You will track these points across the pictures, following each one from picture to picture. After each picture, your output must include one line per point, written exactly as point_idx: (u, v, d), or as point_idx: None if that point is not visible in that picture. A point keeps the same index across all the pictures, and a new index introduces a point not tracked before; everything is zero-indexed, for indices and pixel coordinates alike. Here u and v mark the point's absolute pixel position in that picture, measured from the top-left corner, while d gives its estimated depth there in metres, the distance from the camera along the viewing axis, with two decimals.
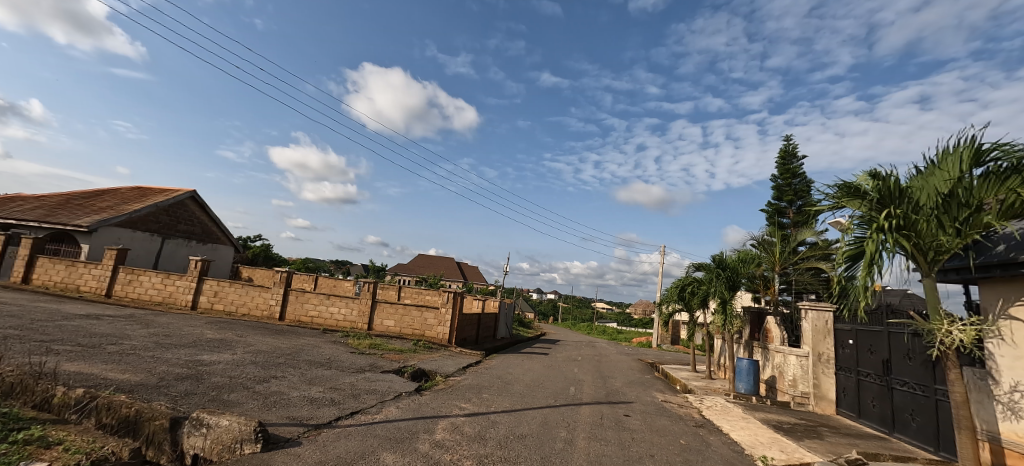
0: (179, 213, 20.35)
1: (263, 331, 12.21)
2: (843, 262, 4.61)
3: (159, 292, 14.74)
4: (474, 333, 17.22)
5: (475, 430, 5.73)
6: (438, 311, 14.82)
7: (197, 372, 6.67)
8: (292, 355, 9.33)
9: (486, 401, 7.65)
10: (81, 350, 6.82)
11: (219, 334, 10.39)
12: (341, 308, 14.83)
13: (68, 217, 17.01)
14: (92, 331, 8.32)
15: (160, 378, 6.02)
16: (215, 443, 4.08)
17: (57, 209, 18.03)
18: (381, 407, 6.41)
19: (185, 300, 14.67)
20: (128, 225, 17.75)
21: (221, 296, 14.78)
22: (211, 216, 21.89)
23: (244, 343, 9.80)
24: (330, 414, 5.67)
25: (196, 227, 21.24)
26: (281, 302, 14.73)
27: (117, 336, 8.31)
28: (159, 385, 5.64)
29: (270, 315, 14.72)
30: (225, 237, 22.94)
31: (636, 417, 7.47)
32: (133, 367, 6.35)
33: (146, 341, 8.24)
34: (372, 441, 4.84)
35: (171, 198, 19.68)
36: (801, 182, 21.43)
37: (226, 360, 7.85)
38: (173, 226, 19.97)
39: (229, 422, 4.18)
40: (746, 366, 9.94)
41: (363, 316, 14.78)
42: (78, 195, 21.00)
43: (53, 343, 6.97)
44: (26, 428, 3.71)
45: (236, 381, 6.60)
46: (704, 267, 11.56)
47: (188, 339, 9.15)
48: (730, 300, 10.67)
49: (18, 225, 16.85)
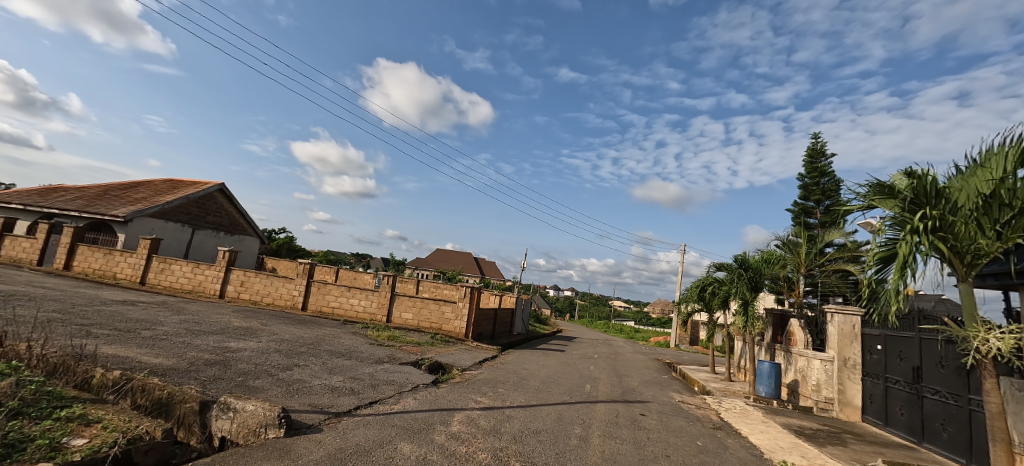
0: (209, 205, 21.03)
1: (286, 320, 12.58)
2: (873, 264, 4.46)
3: (190, 281, 15.28)
4: (492, 328, 17.35)
5: (491, 423, 5.79)
6: (456, 305, 14.95)
7: (224, 359, 6.91)
8: (313, 344, 9.56)
9: (502, 395, 7.71)
10: (118, 334, 7.15)
11: (245, 323, 10.73)
12: (361, 300, 15.11)
13: (106, 208, 17.79)
14: (130, 317, 8.72)
15: (189, 362, 6.26)
16: (241, 427, 4.24)
17: (96, 200, 18.90)
18: (399, 398, 6.52)
19: (214, 289, 15.18)
20: (161, 216, 18.42)
21: (247, 286, 15.23)
22: (239, 209, 22.54)
23: (269, 332, 10.08)
24: (349, 402, 5.81)
25: (224, 218, 21.92)
26: (303, 292, 15.13)
27: (151, 321, 8.69)
28: (189, 370, 5.86)
29: (294, 305, 15.13)
30: (250, 228, 23.59)
31: (652, 416, 7.41)
32: (165, 351, 6.62)
33: (177, 327, 8.56)
34: (390, 431, 4.95)
35: (201, 190, 20.34)
36: (829, 181, 20.79)
37: (252, 348, 8.09)
38: (203, 218, 20.64)
39: (254, 407, 4.31)
40: (768, 369, 9.68)
41: (381, 308, 15.04)
42: (116, 186, 21.97)
43: (93, 327, 7.33)
44: (69, 406, 3.91)
45: (260, 368, 6.80)
46: (725, 266, 11.30)
47: (217, 327, 9.49)
48: (752, 301, 10.43)
49: (60, 214, 17.71)
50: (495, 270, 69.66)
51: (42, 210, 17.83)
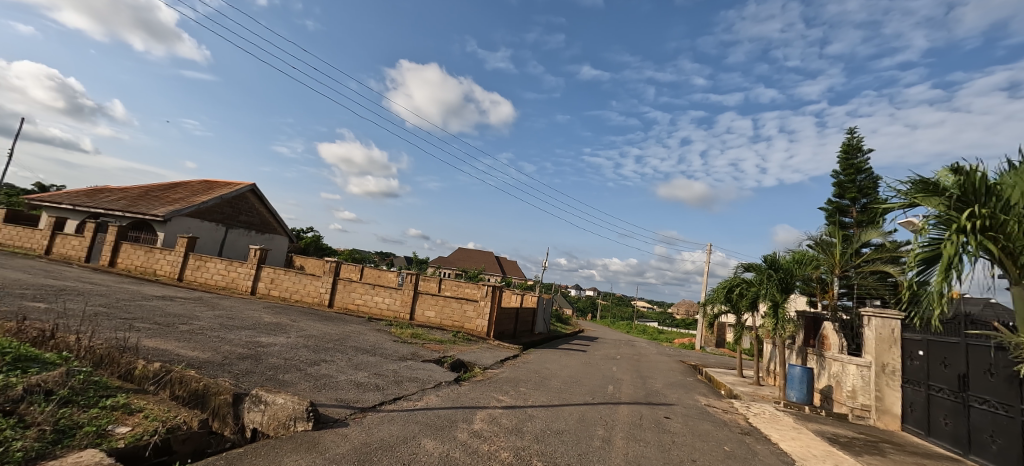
0: (241, 205, 21.78)
1: (313, 317, 12.91)
2: (915, 265, 4.25)
3: (223, 278, 15.86)
4: (513, 327, 17.36)
5: (513, 422, 5.79)
6: (477, 303, 15.03)
7: (256, 353, 7.14)
8: (339, 340, 9.77)
9: (524, 394, 7.72)
10: (157, 327, 7.48)
11: (275, 319, 11.07)
12: (385, 298, 15.36)
13: (146, 208, 18.65)
14: (168, 312, 9.11)
15: (223, 356, 6.49)
16: (272, 419, 4.37)
17: (138, 200, 19.84)
18: (422, 395, 6.60)
19: (246, 286, 15.70)
20: (197, 215, 19.19)
21: (277, 283, 15.69)
22: (269, 208, 23.26)
23: (297, 328, 10.37)
24: (374, 398, 5.91)
25: (255, 218, 22.66)
26: (330, 290, 15.49)
27: (188, 316, 9.06)
28: (223, 363, 6.09)
29: (321, 302, 15.51)
30: (280, 227, 24.31)
31: (677, 419, 7.26)
32: (200, 345, 6.89)
33: (212, 322, 8.91)
34: (414, 427, 5.01)
35: (234, 191, 21.08)
36: (866, 178, 19.95)
37: (281, 343, 8.33)
38: (235, 217, 21.40)
39: (284, 400, 4.44)
40: (799, 373, 9.36)
41: (405, 306, 15.26)
42: (156, 187, 22.99)
43: (136, 321, 7.70)
44: (113, 395, 4.12)
45: (289, 362, 7.00)
46: (754, 267, 10.99)
47: (248, 322, 9.83)
48: (782, 303, 10.10)
49: (106, 214, 18.67)
50: (517, 269, 69.70)
51: (89, 210, 18.84)
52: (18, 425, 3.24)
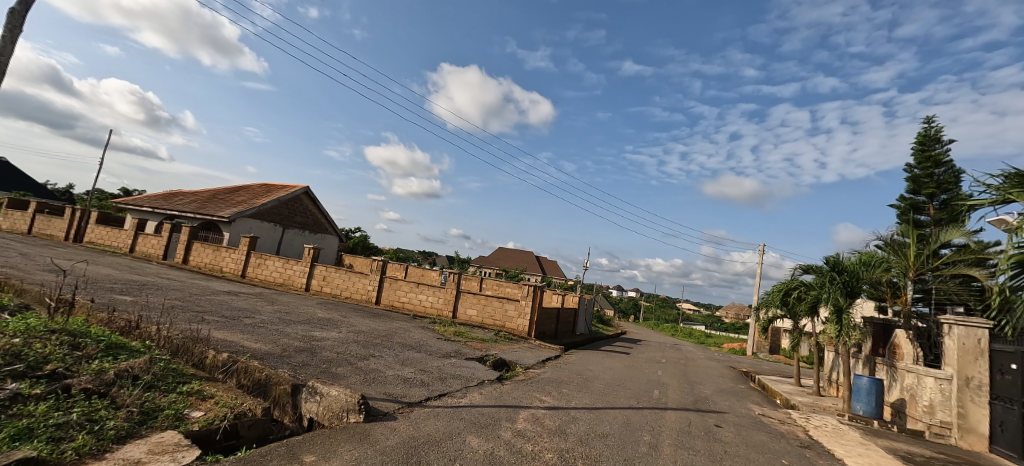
0: (296, 206, 23.03)
1: (362, 313, 13.43)
2: (1008, 268, 3.81)
3: (281, 275, 16.82)
4: (555, 327, 17.28)
5: (557, 423, 5.75)
6: (519, 303, 15.05)
7: (311, 347, 7.52)
8: (386, 336, 10.11)
9: (567, 396, 7.64)
10: (224, 320, 8.05)
11: (327, 314, 11.62)
12: (429, 296, 15.73)
13: (214, 210, 20.13)
14: (233, 306, 9.77)
15: (282, 348, 6.88)
16: (326, 410, 4.58)
17: (207, 203, 21.46)
18: (466, 392, 6.70)
19: (301, 282, 16.58)
20: (257, 216, 20.49)
21: (328, 280, 16.45)
22: (322, 209, 24.44)
23: (348, 323, 10.83)
24: (420, 393, 6.06)
25: (309, 218, 23.88)
26: (377, 287, 16.05)
27: (250, 310, 9.69)
28: (282, 355, 6.45)
29: (369, 299, 16.10)
30: (331, 227, 25.48)
31: (730, 428, 6.94)
32: (262, 337, 7.34)
33: (271, 316, 9.47)
34: (458, 424, 5.09)
35: (290, 193, 22.33)
36: (946, 172, 18.22)
37: (333, 337, 8.72)
38: (291, 218, 22.65)
39: (337, 392, 4.63)
40: (867, 384, 8.69)
41: (447, 304, 15.55)
42: (222, 190, 24.77)
43: (206, 313, 8.33)
44: (189, 382, 4.47)
45: (341, 356, 7.32)
46: (814, 269, 10.32)
47: (304, 317, 10.37)
48: (847, 308, 9.42)
49: (179, 216, 20.34)
50: (557, 268, 69.27)
51: (166, 212, 20.59)
52: (111, 406, 3.59)
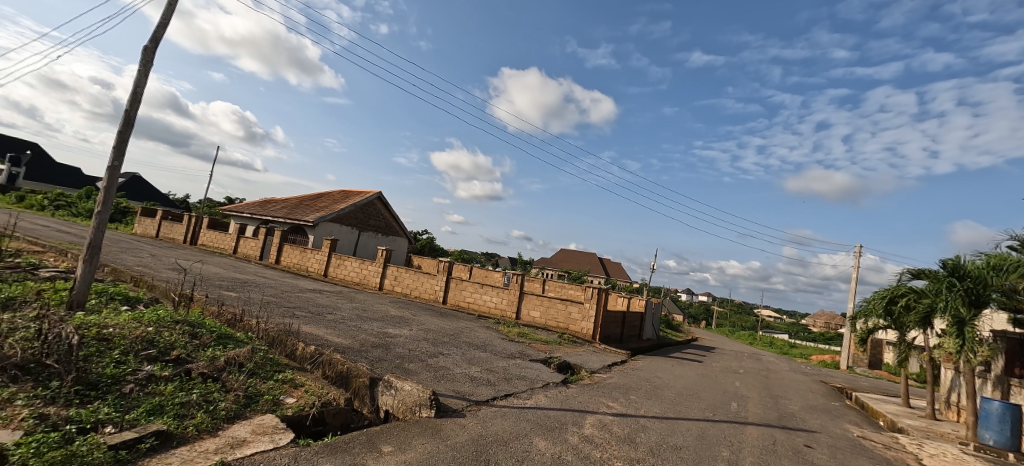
0: (371, 210, 24.53)
1: (431, 312, 13.98)
2: None
3: (358, 274, 17.99)
4: (620, 332, 16.80)
5: (626, 431, 5.58)
6: (583, 305, 14.81)
7: (385, 343, 7.97)
8: (454, 335, 10.43)
9: (635, 403, 7.38)
10: (310, 315, 8.77)
11: (399, 313, 12.23)
12: (493, 296, 16.00)
13: (301, 215, 22.04)
14: (317, 302, 10.62)
15: (361, 343, 7.36)
16: (401, 403, 4.81)
17: (295, 209, 23.55)
18: (531, 393, 6.71)
19: (375, 282, 17.61)
20: (337, 220, 22.10)
21: (400, 280, 17.31)
22: (393, 213, 25.81)
23: (418, 322, 11.32)
24: (487, 392, 6.18)
25: (382, 222, 25.32)
26: (443, 287, 16.62)
27: (332, 307, 10.47)
28: (361, 350, 6.89)
29: (436, 298, 16.70)
30: (401, 230, 26.81)
31: (822, 450, 6.31)
32: (342, 332, 7.90)
33: (350, 313, 10.16)
34: (525, 425, 5.11)
35: (365, 198, 23.82)
36: None
37: (405, 335, 9.16)
38: (366, 221, 24.16)
39: (410, 387, 4.86)
40: (999, 410, 7.52)
41: (511, 305, 15.70)
42: (306, 197, 27.02)
43: (295, 309, 9.13)
44: (283, 371, 4.92)
45: (413, 353, 7.67)
46: (928, 274, 9.10)
47: (378, 314, 11.01)
48: (971, 319, 8.18)
49: (272, 221, 22.51)
50: (623, 271, 67.34)
51: (261, 217, 22.88)
52: (222, 389, 4.06)
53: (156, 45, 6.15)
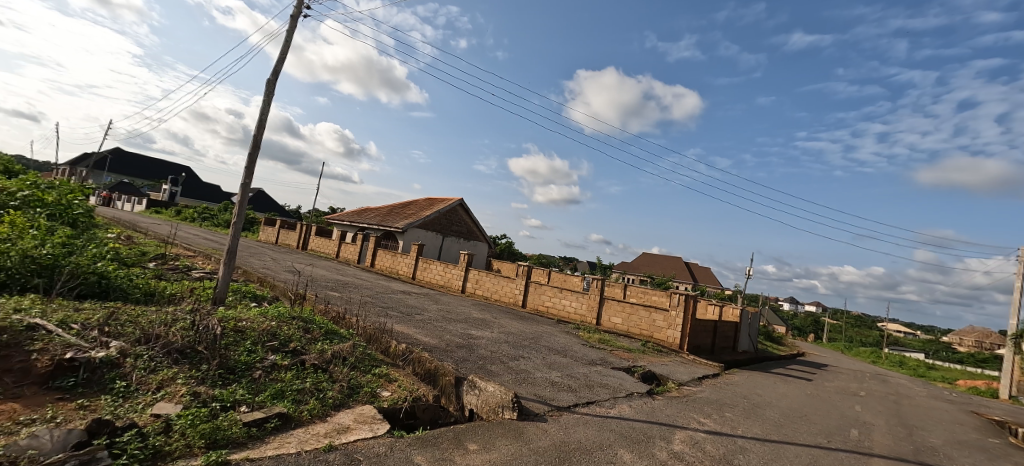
0: (453, 216, 25.66)
1: (511, 316, 14.24)
2: None
3: (442, 277, 18.91)
4: (711, 342, 15.69)
5: (720, 451, 5.21)
6: (668, 313, 14.04)
7: (469, 344, 8.28)
8: (534, 339, 10.52)
9: (730, 421, 6.86)
10: (401, 315, 9.41)
11: (482, 315, 12.63)
12: (572, 301, 15.86)
13: (392, 222, 23.73)
14: (407, 303, 11.37)
15: (446, 344, 7.73)
16: (485, 403, 4.97)
17: (387, 216, 25.42)
18: (615, 403, 6.54)
19: (458, 285, 18.37)
20: (423, 226, 23.44)
21: (481, 284, 17.87)
22: (474, 219, 26.75)
23: (499, 324, 11.60)
24: (569, 398, 6.15)
25: (464, 227, 26.37)
26: (523, 291, 16.83)
27: (420, 308, 11.13)
28: (447, 349, 7.25)
29: (516, 302, 16.97)
30: (482, 235, 27.68)
31: None
32: (430, 332, 8.37)
33: (436, 314, 10.72)
34: (609, 435, 5.01)
35: (448, 205, 24.99)
36: None
37: (488, 337, 9.44)
38: (449, 227, 25.32)
39: (493, 389, 5.00)
40: None
41: (591, 311, 15.43)
42: (396, 205, 29.02)
43: (388, 309, 9.85)
44: (379, 366, 5.34)
45: (495, 355, 7.89)
46: None
47: (462, 316, 11.47)
48: None
49: (367, 227, 24.53)
50: (712, 276, 62.87)
51: (358, 224, 25.04)
52: (330, 379, 4.52)
53: (278, 76, 7.12)
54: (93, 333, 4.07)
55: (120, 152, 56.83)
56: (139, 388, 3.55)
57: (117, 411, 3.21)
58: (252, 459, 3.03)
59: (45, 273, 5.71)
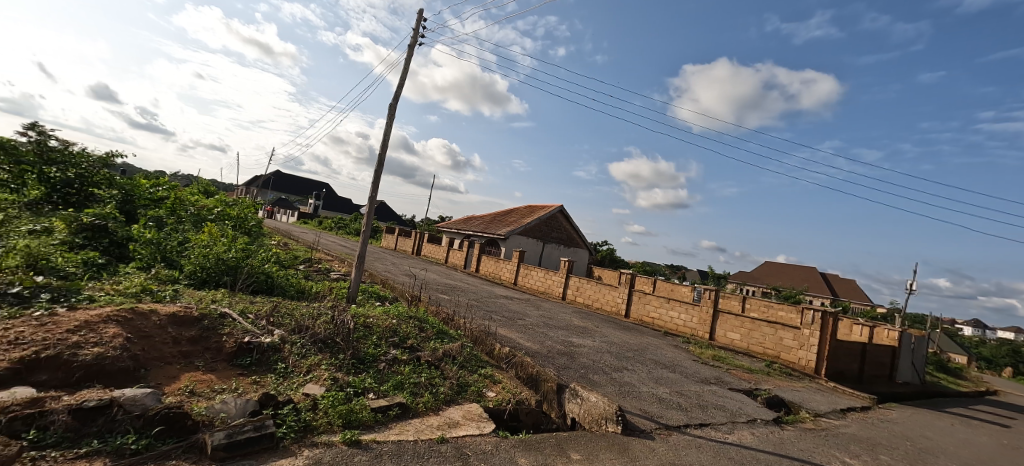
0: (554, 223, 25.87)
1: (614, 325, 13.88)
2: None
3: (543, 284, 19.16)
4: (858, 369, 13.39)
5: None
6: (799, 332, 12.31)
7: (571, 351, 8.28)
8: (639, 351, 10.12)
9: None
10: (505, 319, 9.77)
11: (583, 323, 12.53)
12: (681, 313, 14.88)
13: (495, 229, 24.74)
14: (511, 308, 11.75)
15: (548, 350, 7.83)
16: (587, 413, 4.93)
17: (490, 223, 26.58)
18: (733, 428, 6.00)
19: (559, 292, 18.46)
20: (524, 233, 24.01)
21: (582, 291, 17.72)
22: (574, 225, 26.66)
23: (602, 334, 11.38)
24: (678, 417, 5.81)
25: (564, 234, 26.42)
26: (627, 300, 16.27)
27: (522, 313, 11.42)
28: (548, 356, 7.34)
29: (619, 311, 16.47)
30: (583, 241, 27.43)
31: None
32: (533, 337, 8.56)
33: (538, 320, 10.90)
34: (725, 463, 4.63)
35: (548, 212, 25.27)
36: None
37: (590, 346, 9.33)
38: (550, 233, 25.57)
39: (596, 399, 4.96)
40: None
41: (703, 324, 14.32)
42: (499, 212, 30.18)
43: (493, 313, 10.30)
44: (484, 367, 5.63)
45: (598, 365, 7.77)
46: None
47: (564, 323, 11.50)
48: None
49: (473, 234, 25.90)
50: (855, 289, 54.00)
51: (464, 232, 26.57)
52: (441, 375, 4.89)
53: (398, 100, 7.97)
54: (262, 321, 4.96)
55: (279, 173, 67.86)
56: (294, 370, 4.25)
57: (279, 387, 3.88)
58: (378, 441, 3.43)
59: (231, 271, 7.12)
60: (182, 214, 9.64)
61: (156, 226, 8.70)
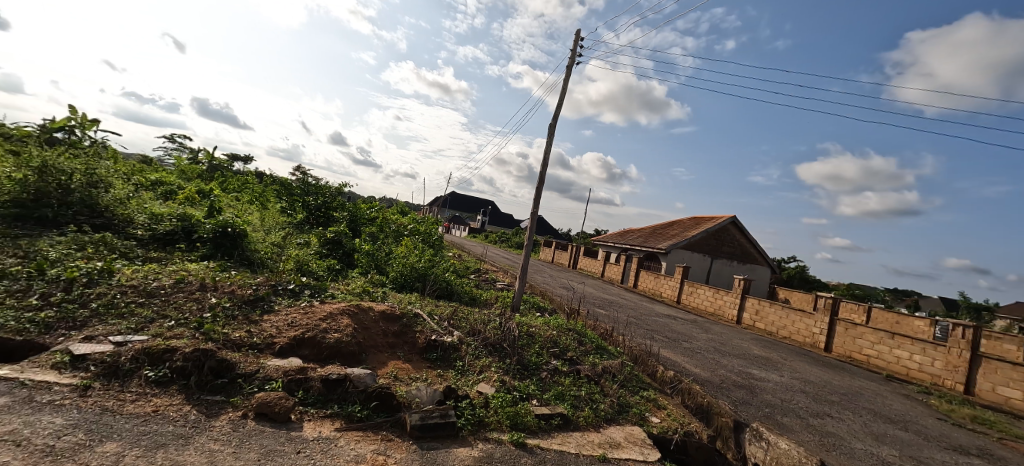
0: (724, 236, 23.30)
1: (807, 359, 11.69)
2: None
3: (712, 304, 17.34)
4: None
5: None
6: None
7: (750, 385, 7.26)
8: (844, 394, 8.29)
9: None
10: (669, 341, 9.16)
11: (765, 352, 10.89)
12: (916, 353, 11.20)
13: (655, 242, 23.50)
14: (675, 329, 10.94)
15: (722, 380, 7.02)
16: (773, 459, 4.02)
17: (650, 237, 25.37)
18: None
19: (732, 315, 16.45)
20: (689, 247, 22.20)
21: (762, 315, 15.45)
22: (750, 238, 23.55)
23: (790, 367, 9.70)
24: None
25: (737, 248, 23.55)
26: (826, 332, 13.47)
27: (688, 335, 10.52)
28: (722, 386, 6.59)
29: (815, 343, 13.77)
30: (761, 257, 23.99)
31: None
32: (702, 364, 7.79)
33: (708, 345, 9.89)
34: None
35: (717, 223, 22.89)
36: None
37: (776, 381, 8.03)
38: (719, 248, 23.09)
39: (787, 446, 3.95)
40: None
41: (953, 370, 10.41)
42: (659, 225, 28.58)
43: (655, 333, 9.75)
44: (646, 389, 5.34)
45: (787, 405, 6.62)
46: None
47: (740, 351, 10.18)
48: None
49: (631, 249, 25.07)
50: None
51: (622, 246, 25.92)
52: (602, 392, 4.83)
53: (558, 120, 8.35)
54: (445, 323, 5.67)
55: (455, 193, 76.98)
56: (471, 369, 4.73)
57: (459, 382, 4.37)
58: (542, 447, 3.55)
59: (422, 278, 8.32)
60: (387, 230, 11.75)
61: (371, 239, 10.78)
